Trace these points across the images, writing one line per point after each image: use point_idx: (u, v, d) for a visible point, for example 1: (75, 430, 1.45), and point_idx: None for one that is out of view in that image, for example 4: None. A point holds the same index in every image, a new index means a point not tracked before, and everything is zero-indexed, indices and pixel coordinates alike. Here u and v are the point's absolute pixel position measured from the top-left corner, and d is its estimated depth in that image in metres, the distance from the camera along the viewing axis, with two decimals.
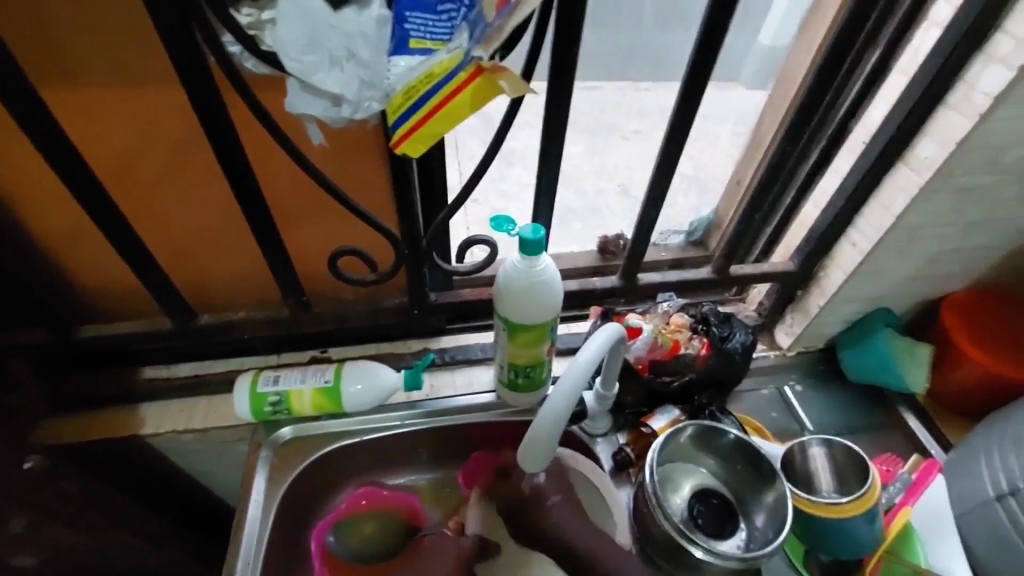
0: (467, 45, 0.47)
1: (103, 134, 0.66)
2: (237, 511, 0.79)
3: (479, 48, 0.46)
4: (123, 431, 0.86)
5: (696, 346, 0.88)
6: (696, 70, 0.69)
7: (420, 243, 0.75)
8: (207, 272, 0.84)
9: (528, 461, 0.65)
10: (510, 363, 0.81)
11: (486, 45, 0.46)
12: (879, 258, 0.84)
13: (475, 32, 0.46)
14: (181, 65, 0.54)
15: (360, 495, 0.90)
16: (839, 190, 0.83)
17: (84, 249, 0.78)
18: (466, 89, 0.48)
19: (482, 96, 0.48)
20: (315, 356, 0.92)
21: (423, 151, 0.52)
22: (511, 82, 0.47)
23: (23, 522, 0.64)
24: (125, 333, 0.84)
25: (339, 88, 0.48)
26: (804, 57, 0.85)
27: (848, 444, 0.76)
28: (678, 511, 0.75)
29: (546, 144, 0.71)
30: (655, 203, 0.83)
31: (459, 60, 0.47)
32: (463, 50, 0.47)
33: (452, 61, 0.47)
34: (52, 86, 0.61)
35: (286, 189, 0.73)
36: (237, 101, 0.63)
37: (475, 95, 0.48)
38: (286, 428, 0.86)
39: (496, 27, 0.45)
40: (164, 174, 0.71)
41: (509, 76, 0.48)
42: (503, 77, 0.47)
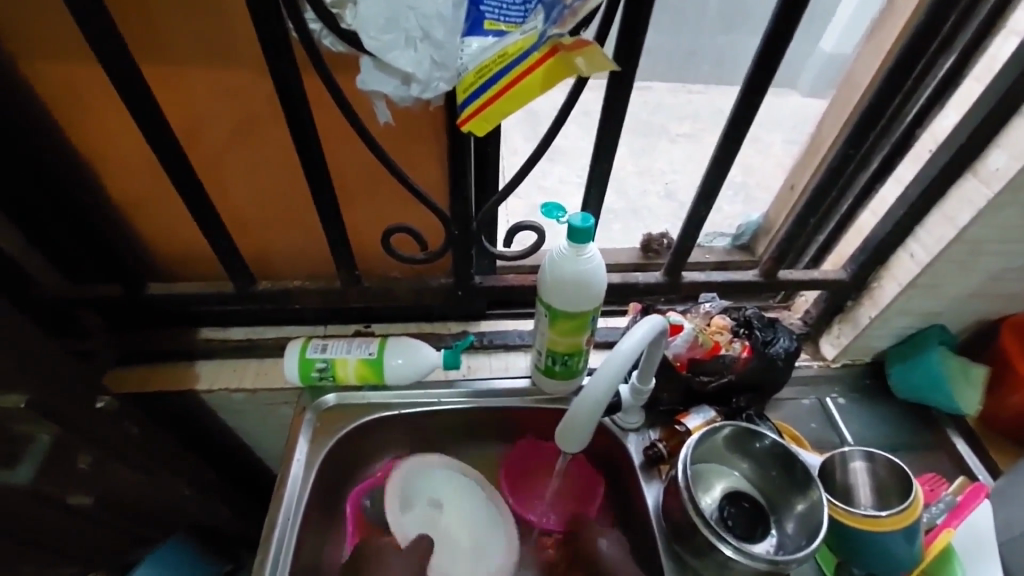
0: (541, 27, 0.49)
1: (184, 104, 0.70)
2: (280, 468, 0.83)
3: (554, 28, 0.49)
4: (179, 385, 0.90)
5: (737, 348, 0.86)
6: (761, 70, 0.68)
7: (471, 226, 0.77)
8: (268, 241, 0.88)
9: (567, 445, 0.68)
10: (549, 350, 0.83)
11: (562, 26, 0.49)
12: (938, 271, 0.81)
13: (552, 14, 0.48)
14: (265, 38, 0.57)
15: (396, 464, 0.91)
16: (900, 199, 0.81)
17: (159, 212, 0.83)
18: (539, 69, 0.49)
19: (555, 73, 0.49)
20: (360, 330, 0.96)
21: (490, 129, 0.53)
22: (588, 58, 0.49)
23: (87, 458, 0.70)
24: (186, 293, 0.89)
25: (412, 67, 0.51)
26: (872, 63, 0.83)
27: (891, 459, 0.74)
28: (708, 509, 0.75)
29: (601, 134, 0.72)
30: (704, 202, 0.82)
31: (533, 41, 0.49)
32: (538, 32, 0.49)
33: (527, 42, 0.49)
34: (146, 57, 0.65)
35: (348, 165, 0.77)
36: (311, 76, 0.66)
37: (548, 73, 0.49)
38: (329, 395, 0.90)
39: (573, 9, 0.48)
40: (237, 145, 0.75)
41: (592, 52, 0.50)
42: (580, 54, 0.49)
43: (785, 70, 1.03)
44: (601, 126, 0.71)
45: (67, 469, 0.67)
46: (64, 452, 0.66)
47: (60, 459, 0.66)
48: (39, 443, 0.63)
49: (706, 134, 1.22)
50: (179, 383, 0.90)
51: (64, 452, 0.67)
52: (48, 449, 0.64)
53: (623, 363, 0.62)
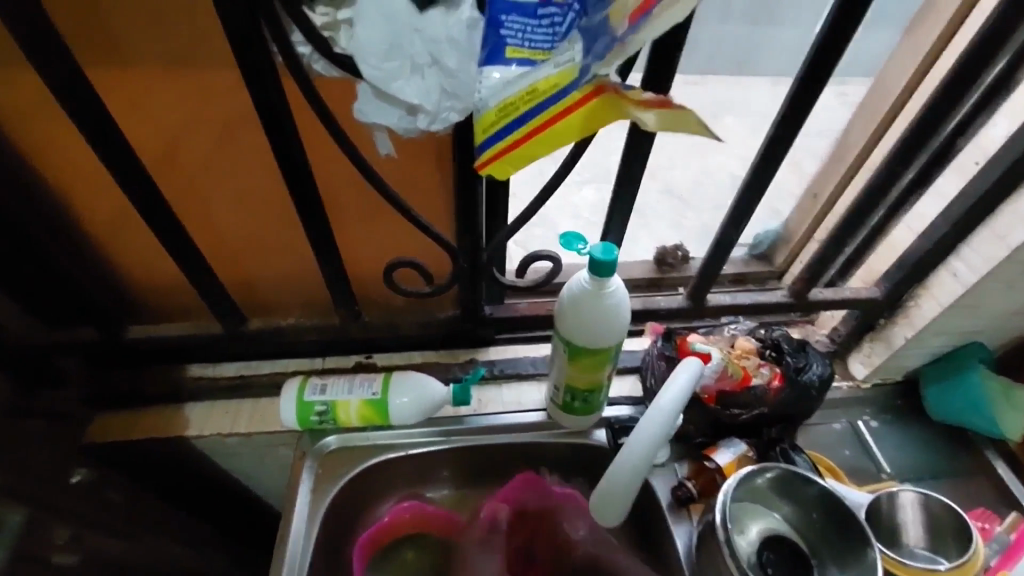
0: (580, 59, 0.41)
1: (149, 124, 0.62)
2: (281, 521, 0.77)
3: (599, 65, 0.41)
4: (167, 433, 0.83)
5: (767, 375, 0.80)
6: (803, 85, 0.61)
7: (481, 258, 0.71)
8: (256, 273, 0.81)
9: (602, 520, 0.66)
10: (567, 386, 0.77)
11: (610, 60, 0.41)
12: (983, 292, 0.75)
13: (595, 45, 0.41)
14: (245, 62, 0.50)
15: (405, 510, 0.85)
16: (942, 214, 0.75)
17: (139, 248, 0.76)
18: (579, 110, 0.42)
19: (599, 116, 0.43)
20: (361, 363, 0.89)
21: (512, 172, 0.47)
22: (660, 117, 0.41)
23: (65, 533, 0.63)
24: (170, 335, 0.83)
25: (419, 98, 0.44)
26: (909, 65, 0.75)
27: (946, 500, 0.69)
28: (745, 554, 0.69)
29: (626, 157, 0.65)
30: (735, 223, 0.76)
31: (573, 76, 0.41)
32: (577, 65, 0.41)
33: (564, 77, 0.42)
34: (113, 84, 0.59)
35: (341, 192, 0.69)
36: (299, 101, 0.59)
37: (588, 117, 0.43)
38: (331, 437, 0.83)
39: (623, 42, 0.40)
40: (220, 174, 0.68)
41: (676, 115, 0.40)
42: (652, 111, 0.41)
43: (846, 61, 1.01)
44: (625, 147, 0.65)
45: (46, 544, 0.60)
46: (38, 529, 0.60)
47: (35, 536, 0.59)
48: (7, 524, 0.57)
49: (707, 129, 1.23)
50: (169, 428, 0.84)
51: (37, 529, 0.60)
52: (19, 529, 0.58)
53: (658, 428, 0.62)
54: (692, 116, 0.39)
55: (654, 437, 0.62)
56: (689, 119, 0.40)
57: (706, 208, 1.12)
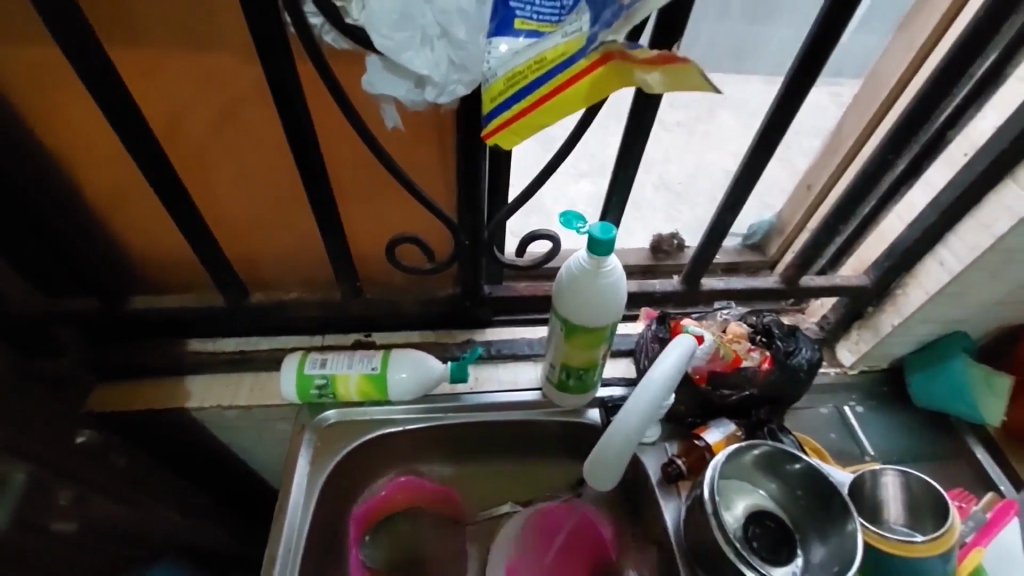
0: (588, 28, 0.44)
1: (157, 96, 0.63)
2: (280, 493, 0.78)
3: (606, 32, 0.43)
4: (170, 403, 0.84)
5: (757, 358, 0.83)
6: (800, 73, 0.63)
7: (482, 235, 0.73)
8: (259, 248, 0.82)
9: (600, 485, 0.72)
10: (563, 364, 0.78)
11: (616, 29, 0.44)
12: (968, 280, 0.78)
13: (603, 14, 0.43)
14: (258, 32, 0.51)
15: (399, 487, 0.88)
16: (931, 205, 0.78)
17: (144, 220, 0.77)
18: (585, 78, 0.45)
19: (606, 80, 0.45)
20: (360, 340, 0.90)
21: (518, 142, 0.49)
22: (667, 74, 0.44)
23: (69, 494, 0.65)
24: (173, 308, 0.84)
25: (428, 69, 0.45)
26: (900, 60, 0.77)
27: (925, 477, 0.71)
28: (732, 528, 0.71)
29: (626, 140, 0.67)
30: (730, 208, 0.78)
31: (580, 44, 0.44)
32: (585, 34, 0.44)
33: (572, 46, 0.44)
34: (122, 55, 0.59)
35: (347, 168, 0.70)
36: (310, 75, 0.60)
37: (595, 84, 0.45)
38: (330, 411, 0.85)
39: (630, 11, 0.43)
40: (226, 148, 0.69)
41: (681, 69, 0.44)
42: (657, 67, 0.44)
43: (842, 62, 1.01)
44: (626, 130, 0.66)
45: (49, 505, 0.62)
46: (44, 488, 0.61)
47: (39, 497, 0.61)
48: (15, 483, 0.58)
49: (700, 123, 1.23)
50: (169, 400, 0.84)
51: (42, 490, 0.61)
52: (24, 488, 0.59)
53: (646, 410, 0.64)
54: (699, 71, 0.43)
55: (641, 420, 0.64)
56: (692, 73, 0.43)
57: (700, 201, 1.14)
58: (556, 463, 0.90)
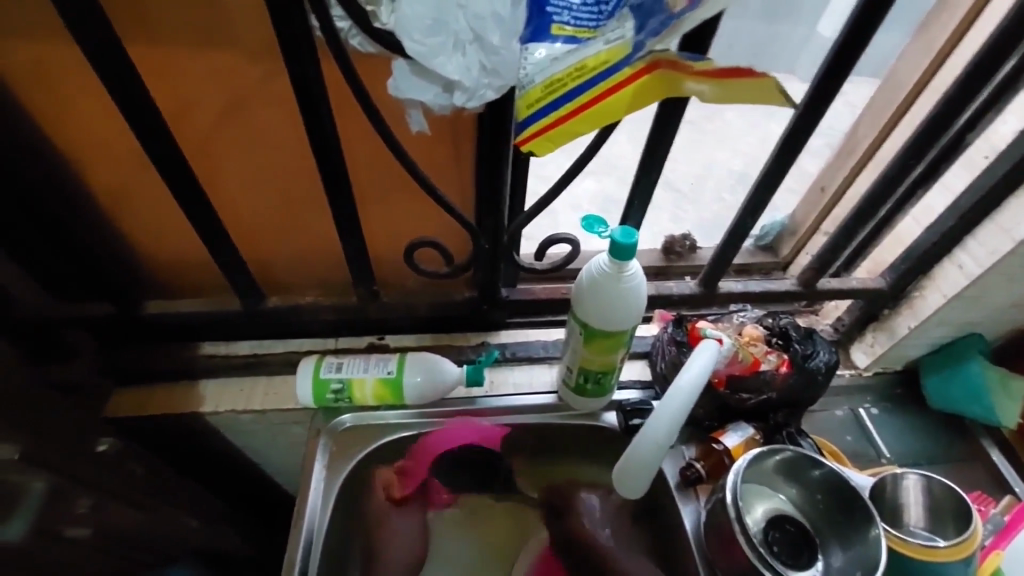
0: (632, 35, 0.44)
1: (178, 98, 0.62)
2: (297, 497, 0.77)
3: (653, 41, 0.44)
4: (185, 408, 0.84)
5: (774, 361, 0.82)
6: (826, 76, 0.62)
7: (502, 239, 0.72)
8: (272, 251, 0.81)
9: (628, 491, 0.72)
10: (581, 368, 0.78)
11: (661, 38, 0.44)
12: (987, 284, 0.78)
13: (649, 22, 0.43)
14: (284, 37, 0.50)
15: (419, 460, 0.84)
16: (951, 207, 0.77)
17: (160, 223, 0.76)
18: (628, 87, 0.46)
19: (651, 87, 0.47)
20: (374, 343, 0.90)
21: (551, 149, 0.49)
22: (717, 88, 0.46)
23: (87, 502, 0.65)
24: (188, 311, 0.83)
25: (459, 74, 0.45)
26: (920, 61, 0.76)
27: (948, 482, 0.71)
28: (753, 532, 0.71)
29: (650, 142, 0.67)
30: (749, 211, 0.77)
31: (625, 51, 0.44)
32: (630, 41, 0.44)
33: (615, 54, 0.44)
34: (145, 59, 0.59)
35: (366, 171, 0.70)
36: (333, 78, 0.60)
37: (638, 93, 0.47)
38: (345, 415, 0.84)
39: (679, 20, 0.42)
40: (243, 151, 0.68)
41: (737, 83, 0.45)
42: (712, 80, 0.46)
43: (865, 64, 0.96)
44: (648, 134, 0.66)
45: (68, 513, 0.62)
46: (63, 496, 0.61)
47: (58, 504, 0.60)
48: (32, 493, 0.58)
49: (710, 123, 1.23)
50: (182, 404, 0.84)
51: (61, 498, 0.61)
52: (44, 496, 0.59)
53: (671, 417, 0.64)
54: (752, 84, 0.45)
55: (670, 427, 0.64)
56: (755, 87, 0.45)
57: (710, 201, 1.13)
58: (574, 467, 0.90)
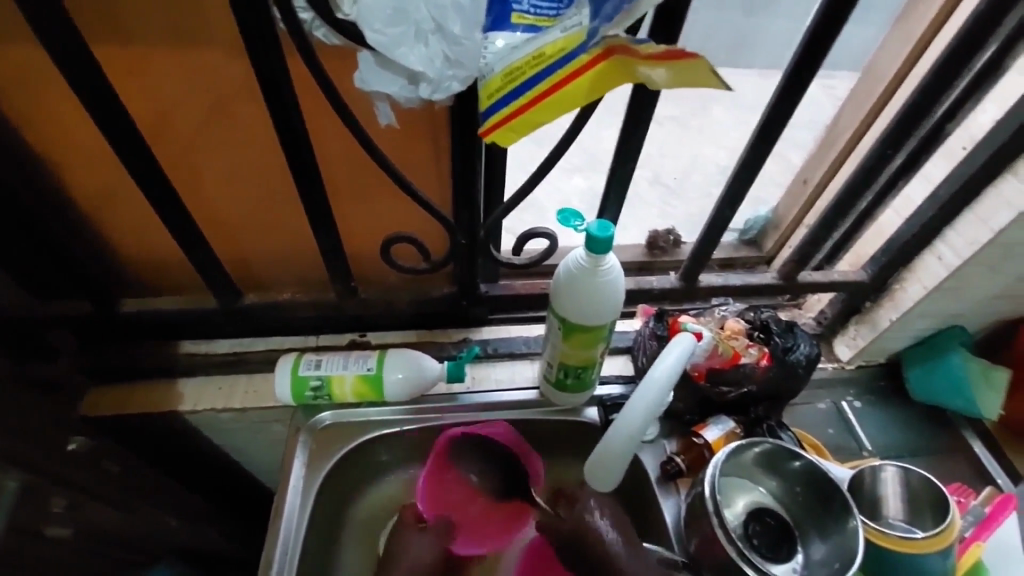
0: (588, 22, 0.42)
1: (146, 95, 0.61)
2: (276, 495, 0.77)
3: (606, 26, 0.42)
4: (162, 407, 0.82)
5: (755, 355, 0.82)
6: (803, 66, 0.62)
7: (479, 234, 0.72)
8: (251, 249, 0.81)
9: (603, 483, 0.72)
10: (561, 363, 0.78)
11: (618, 23, 0.42)
12: (966, 276, 0.78)
13: (604, 7, 0.42)
14: (249, 29, 0.49)
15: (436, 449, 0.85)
16: (931, 199, 0.77)
17: (134, 221, 0.75)
18: (586, 74, 0.44)
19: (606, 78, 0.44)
20: (355, 340, 0.89)
21: (515, 140, 0.47)
22: (671, 71, 0.43)
23: (62, 503, 0.64)
24: (166, 310, 0.83)
25: (422, 65, 0.44)
26: (899, 52, 0.76)
27: (926, 474, 0.71)
28: (733, 525, 0.71)
29: (626, 134, 0.66)
30: (729, 203, 0.77)
31: (580, 39, 0.43)
32: (585, 29, 0.43)
33: (570, 41, 0.43)
34: (111, 56, 0.58)
35: (340, 165, 0.69)
36: (301, 70, 0.59)
37: (596, 81, 0.44)
38: (325, 413, 0.84)
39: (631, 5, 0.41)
40: (215, 148, 0.67)
41: (686, 65, 0.43)
42: (663, 64, 0.43)
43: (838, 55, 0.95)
44: (624, 126, 0.65)
45: (41, 514, 0.61)
46: (36, 496, 0.60)
47: (30, 506, 0.59)
48: (5, 492, 0.57)
49: (694, 117, 1.23)
50: (160, 403, 0.83)
51: (34, 499, 0.60)
52: (16, 497, 0.58)
53: (647, 410, 0.64)
54: (700, 65, 0.42)
55: (643, 420, 0.64)
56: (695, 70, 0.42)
57: (695, 196, 1.13)
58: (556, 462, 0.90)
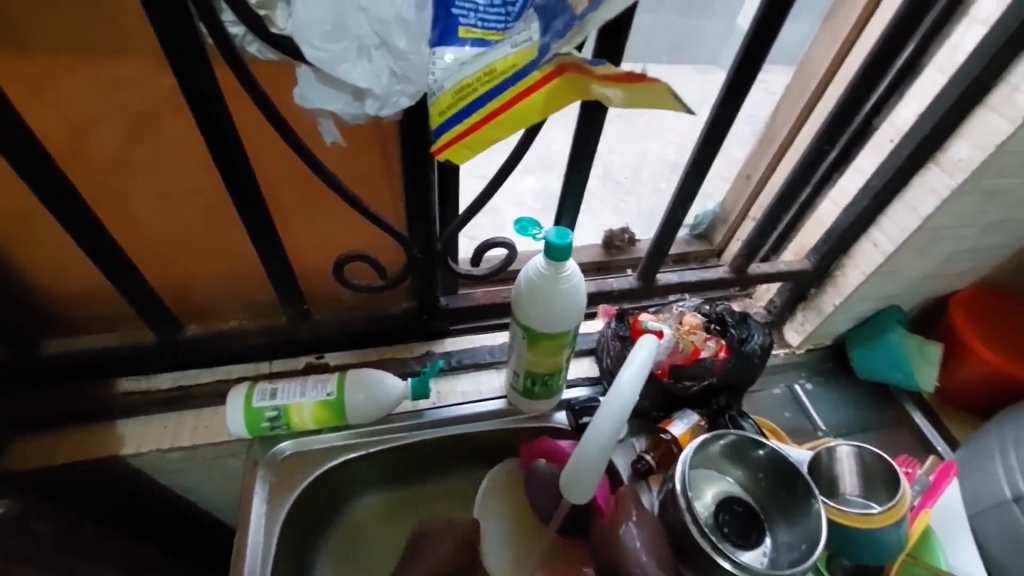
0: (538, 37, 0.42)
1: (57, 117, 0.56)
2: (236, 536, 0.72)
3: (559, 42, 0.42)
4: (99, 453, 0.77)
5: (714, 347, 0.84)
6: (745, 66, 0.63)
7: (435, 247, 0.70)
8: (190, 276, 0.76)
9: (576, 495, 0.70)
10: (527, 371, 0.77)
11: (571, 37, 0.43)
12: (899, 259, 0.83)
13: (554, 23, 0.42)
14: (171, 46, 0.46)
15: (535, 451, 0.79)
16: (863, 190, 0.81)
17: (52, 252, 0.69)
18: (540, 91, 0.44)
19: (561, 93, 0.44)
20: (311, 363, 0.85)
21: (469, 157, 0.47)
22: (628, 92, 0.44)
23: None
24: (97, 348, 0.77)
25: (367, 81, 0.43)
26: (828, 50, 0.79)
27: (878, 451, 0.75)
28: (704, 517, 0.73)
29: (577, 139, 0.66)
30: (682, 203, 0.79)
31: (532, 55, 0.43)
32: (536, 44, 0.42)
33: (521, 57, 0.43)
34: (16, 77, 0.53)
35: (284, 183, 0.66)
36: (234, 87, 0.56)
37: (552, 95, 0.44)
38: (285, 443, 0.79)
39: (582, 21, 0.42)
40: (142, 172, 0.63)
41: (645, 88, 0.44)
42: (620, 84, 0.44)
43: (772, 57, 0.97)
44: (575, 132, 0.65)
45: None
46: None
47: None
48: None
49: (640, 114, 1.24)
50: (100, 449, 0.78)
51: None
52: None
53: (615, 416, 0.64)
54: (660, 85, 0.43)
55: (612, 427, 0.64)
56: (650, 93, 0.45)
57: (646, 191, 1.15)
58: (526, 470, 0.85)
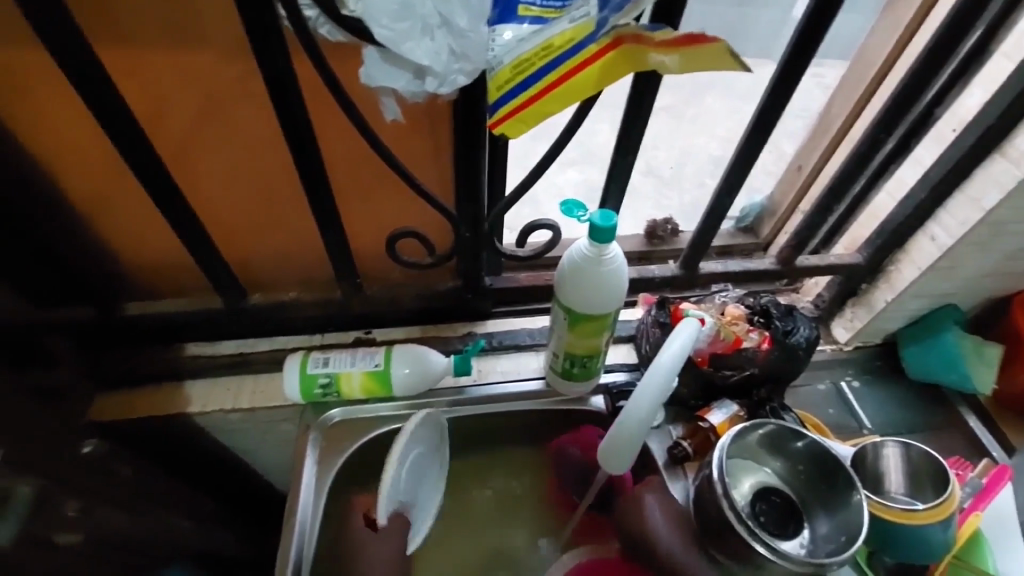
0: (595, 13, 0.45)
1: (148, 95, 0.61)
2: (288, 496, 0.77)
3: (616, 16, 0.45)
4: (168, 410, 0.83)
5: (756, 339, 0.84)
6: (799, 51, 0.62)
7: (483, 226, 0.72)
8: (254, 249, 0.81)
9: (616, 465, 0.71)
10: (567, 352, 0.79)
11: (625, 12, 0.45)
12: (959, 253, 0.79)
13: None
14: (252, 27, 0.50)
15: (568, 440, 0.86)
16: (921, 181, 0.79)
17: (135, 221, 0.75)
18: (596, 63, 0.46)
19: (614, 65, 0.46)
20: (361, 338, 0.90)
21: (523, 131, 0.50)
22: (684, 57, 0.45)
23: (75, 505, 0.61)
24: (170, 313, 0.83)
25: (428, 59, 0.45)
26: (888, 38, 0.77)
27: (927, 448, 0.73)
28: (741, 506, 0.73)
29: (624, 124, 0.67)
30: (728, 191, 0.78)
31: (588, 29, 0.45)
32: (592, 18, 0.45)
33: (579, 32, 0.45)
34: (115, 59, 0.58)
35: (343, 163, 0.70)
36: (305, 69, 0.60)
37: (605, 70, 0.47)
38: (335, 410, 0.84)
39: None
40: (218, 149, 0.68)
41: (704, 49, 0.45)
42: (677, 50, 0.46)
43: (827, 46, 0.94)
44: (622, 117, 0.66)
45: (55, 521, 0.58)
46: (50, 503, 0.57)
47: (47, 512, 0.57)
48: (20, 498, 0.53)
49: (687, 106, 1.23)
50: (169, 406, 0.84)
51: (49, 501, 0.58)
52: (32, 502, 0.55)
53: (655, 393, 0.65)
54: (717, 46, 0.44)
55: (652, 401, 0.65)
56: (710, 54, 0.45)
57: (691, 184, 1.14)
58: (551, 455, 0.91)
